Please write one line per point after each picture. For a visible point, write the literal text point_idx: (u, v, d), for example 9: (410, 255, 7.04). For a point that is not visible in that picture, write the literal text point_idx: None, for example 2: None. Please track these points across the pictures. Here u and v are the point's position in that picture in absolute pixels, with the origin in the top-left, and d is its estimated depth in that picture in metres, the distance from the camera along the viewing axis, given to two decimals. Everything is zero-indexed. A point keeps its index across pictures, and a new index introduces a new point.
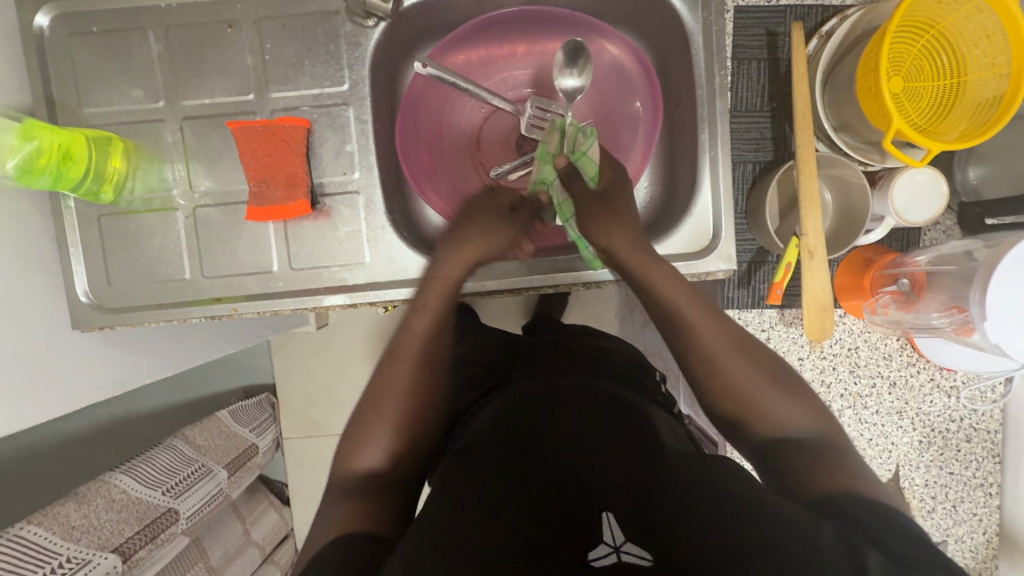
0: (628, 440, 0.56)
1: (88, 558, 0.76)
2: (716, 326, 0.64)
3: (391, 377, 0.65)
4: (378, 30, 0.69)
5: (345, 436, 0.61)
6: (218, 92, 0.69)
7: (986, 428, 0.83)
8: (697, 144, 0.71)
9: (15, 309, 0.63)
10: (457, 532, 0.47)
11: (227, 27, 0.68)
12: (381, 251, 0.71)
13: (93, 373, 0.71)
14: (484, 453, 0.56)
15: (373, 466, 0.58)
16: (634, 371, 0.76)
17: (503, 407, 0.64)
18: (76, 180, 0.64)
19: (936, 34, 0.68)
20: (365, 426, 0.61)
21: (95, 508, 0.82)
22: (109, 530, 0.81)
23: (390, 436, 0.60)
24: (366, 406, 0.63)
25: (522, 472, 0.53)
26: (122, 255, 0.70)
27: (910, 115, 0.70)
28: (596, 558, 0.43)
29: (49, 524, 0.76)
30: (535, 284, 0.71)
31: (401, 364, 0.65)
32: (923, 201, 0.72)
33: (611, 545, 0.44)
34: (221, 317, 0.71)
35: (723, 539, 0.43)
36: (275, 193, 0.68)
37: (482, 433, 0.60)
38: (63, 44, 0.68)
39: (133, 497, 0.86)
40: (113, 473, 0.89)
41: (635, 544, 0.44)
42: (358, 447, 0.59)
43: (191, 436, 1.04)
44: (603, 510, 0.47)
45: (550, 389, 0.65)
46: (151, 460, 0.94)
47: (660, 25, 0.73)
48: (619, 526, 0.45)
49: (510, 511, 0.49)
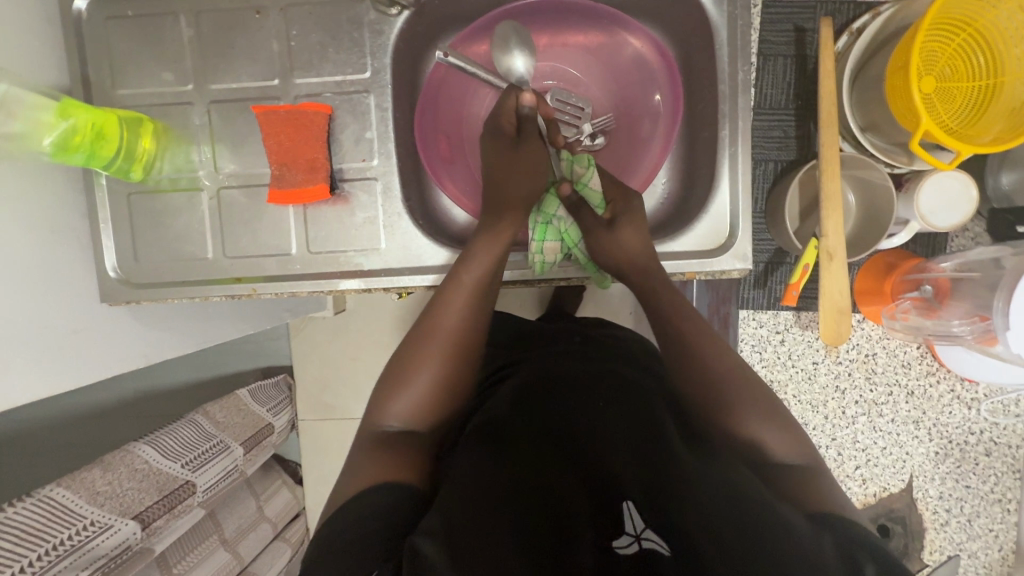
0: (645, 426, 0.57)
1: (110, 522, 0.79)
2: (725, 352, 0.59)
3: (433, 331, 0.59)
4: (401, 18, 0.70)
5: (382, 381, 0.59)
6: (244, 76, 0.71)
7: (1007, 442, 0.81)
8: (717, 141, 0.70)
9: (48, 281, 0.66)
10: (484, 494, 0.49)
11: (255, 13, 0.70)
12: (397, 237, 0.72)
13: (120, 345, 0.75)
14: (503, 422, 0.58)
15: (409, 414, 0.56)
16: (643, 357, 0.75)
17: (520, 382, 0.65)
18: (107, 158, 0.66)
19: (973, 31, 0.66)
20: (407, 368, 0.58)
21: (119, 477, 0.85)
22: (130, 499, 0.84)
23: (431, 390, 0.57)
24: (401, 354, 0.60)
25: (543, 458, 0.55)
26: (149, 232, 0.73)
27: (941, 116, 0.68)
28: (621, 545, 0.50)
29: (76, 488, 0.79)
30: (548, 276, 0.72)
31: (452, 305, 0.61)
32: (951, 206, 0.69)
33: (633, 535, 0.50)
34: (241, 296, 0.73)
35: (731, 516, 0.45)
36: (295, 176, 0.69)
37: (501, 406, 0.61)
38: (100, 26, 0.71)
39: (154, 468, 0.90)
40: (136, 443, 0.92)
41: (654, 530, 0.50)
42: (391, 394, 0.57)
43: (212, 412, 1.07)
44: (624, 500, 0.52)
45: (567, 373, 0.65)
46: (174, 433, 0.98)
47: (684, 19, 0.72)
48: (638, 513, 0.51)
49: (532, 487, 0.52)
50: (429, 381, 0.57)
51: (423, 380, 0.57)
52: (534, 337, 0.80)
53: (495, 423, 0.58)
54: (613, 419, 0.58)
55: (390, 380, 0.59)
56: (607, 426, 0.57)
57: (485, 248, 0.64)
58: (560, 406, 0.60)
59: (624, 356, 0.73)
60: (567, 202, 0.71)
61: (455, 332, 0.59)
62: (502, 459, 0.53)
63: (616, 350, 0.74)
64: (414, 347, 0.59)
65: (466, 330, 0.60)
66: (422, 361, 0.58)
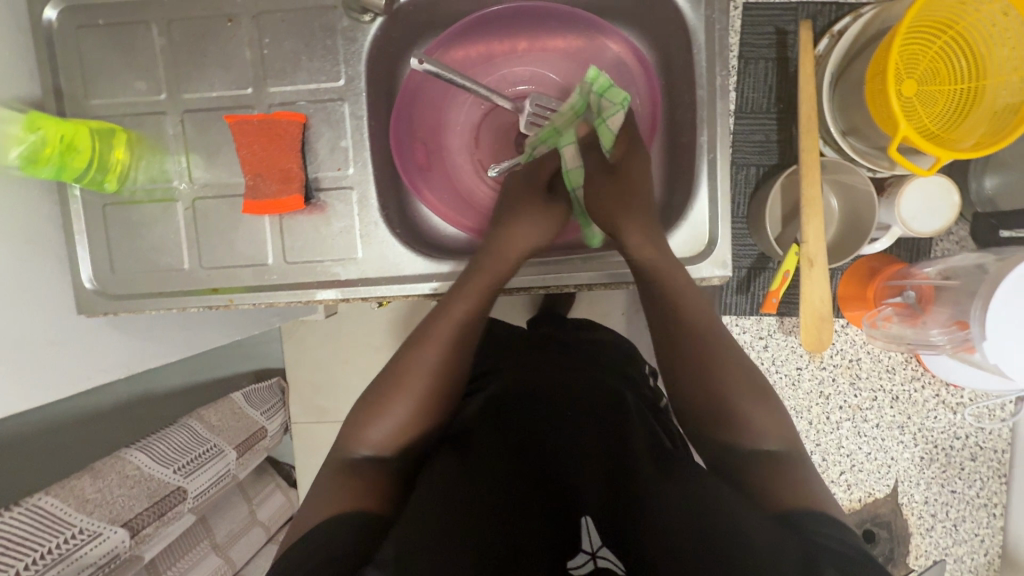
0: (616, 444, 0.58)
1: (98, 530, 0.78)
2: (734, 358, 0.59)
3: (415, 365, 0.59)
4: (375, 25, 0.69)
5: (358, 406, 0.59)
6: (217, 85, 0.70)
7: (992, 447, 0.80)
8: (696, 146, 0.69)
9: (23, 294, 0.66)
10: (450, 516, 0.50)
11: (227, 21, 0.69)
12: (373, 246, 0.71)
13: (100, 355, 0.74)
14: (477, 437, 0.58)
15: (385, 442, 0.57)
16: (623, 362, 0.76)
17: (495, 393, 0.65)
18: (79, 170, 0.66)
19: (955, 34, 0.65)
20: (385, 398, 0.58)
21: (109, 483, 0.84)
22: (121, 505, 0.83)
23: (409, 421, 0.57)
24: (382, 382, 0.59)
25: (513, 477, 0.56)
26: (124, 243, 0.72)
27: (922, 120, 0.67)
28: (576, 564, 0.56)
29: (64, 495, 0.78)
30: (525, 284, 0.71)
31: (433, 337, 0.60)
32: (933, 211, 0.69)
33: (588, 553, 0.57)
34: (218, 307, 0.72)
35: (693, 530, 0.46)
36: (269, 187, 0.68)
37: (476, 417, 0.62)
38: (71, 36, 0.70)
39: (146, 474, 0.88)
40: (127, 449, 0.90)
41: (608, 550, 0.56)
42: (368, 422, 0.57)
43: (206, 415, 1.06)
44: (584, 515, 0.58)
45: (544, 385, 0.65)
46: (166, 438, 0.97)
47: (662, 23, 0.71)
48: (595, 531, 0.58)
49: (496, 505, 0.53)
50: (408, 412, 0.57)
51: (402, 412, 0.57)
52: (514, 341, 0.80)
53: (468, 435, 0.59)
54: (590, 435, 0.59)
55: (366, 407, 0.59)
56: (582, 443, 0.59)
57: (473, 285, 0.63)
58: (536, 423, 0.61)
59: (606, 360, 0.73)
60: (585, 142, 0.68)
61: (436, 369, 0.59)
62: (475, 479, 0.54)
63: (595, 353, 0.74)
64: (393, 378, 0.59)
65: (450, 367, 0.60)
66: (403, 393, 0.58)
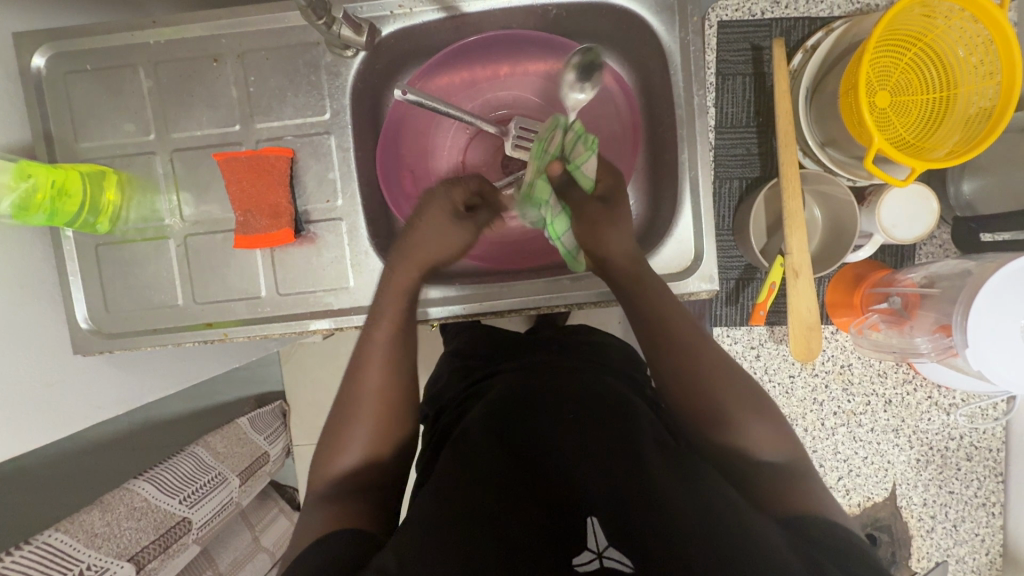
0: (612, 438, 0.55)
1: (105, 565, 0.77)
2: (732, 366, 0.61)
3: (359, 390, 0.61)
4: (357, 59, 0.70)
5: (322, 442, 0.61)
6: (205, 123, 0.71)
7: (987, 446, 0.80)
8: (678, 164, 0.70)
9: (17, 338, 0.66)
10: (436, 519, 0.49)
11: (212, 61, 0.70)
12: (365, 274, 0.72)
13: (97, 393, 0.74)
14: (471, 445, 0.57)
15: (355, 469, 0.58)
16: (624, 364, 0.75)
17: (492, 399, 0.65)
18: (71, 213, 0.67)
19: (924, 46, 0.67)
20: (343, 425, 0.60)
21: (117, 516, 0.84)
22: (127, 538, 0.82)
23: (371, 438, 0.59)
24: (335, 413, 0.62)
25: (509, 477, 0.53)
26: (118, 282, 0.73)
27: (898, 130, 0.68)
28: (581, 563, 0.45)
29: (74, 531, 0.78)
30: (516, 306, 0.71)
31: (373, 342, 0.63)
32: (913, 219, 0.72)
33: (594, 551, 0.46)
34: (214, 341, 0.73)
35: (701, 535, 0.44)
36: (260, 222, 0.69)
37: (474, 423, 0.61)
38: (60, 81, 0.71)
39: (152, 505, 0.88)
40: (135, 480, 0.91)
41: (617, 547, 0.45)
42: (331, 455, 0.59)
43: (212, 443, 1.06)
44: (589, 517, 0.49)
45: (543, 387, 0.64)
46: (173, 467, 0.96)
47: (639, 44, 0.72)
48: (601, 531, 0.47)
49: (498, 502, 0.50)
50: (365, 436, 0.59)
51: (361, 439, 0.59)
52: (513, 346, 0.80)
53: (468, 445, 0.58)
54: (583, 432, 0.56)
55: (331, 439, 0.60)
56: (573, 440, 0.56)
57: (396, 297, 0.66)
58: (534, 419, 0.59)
59: (608, 362, 0.73)
60: (557, 183, 0.68)
61: (380, 383, 0.61)
62: (470, 477, 0.53)
63: (596, 355, 0.75)
64: (350, 404, 0.61)
65: (392, 381, 0.62)
66: (355, 419, 0.60)
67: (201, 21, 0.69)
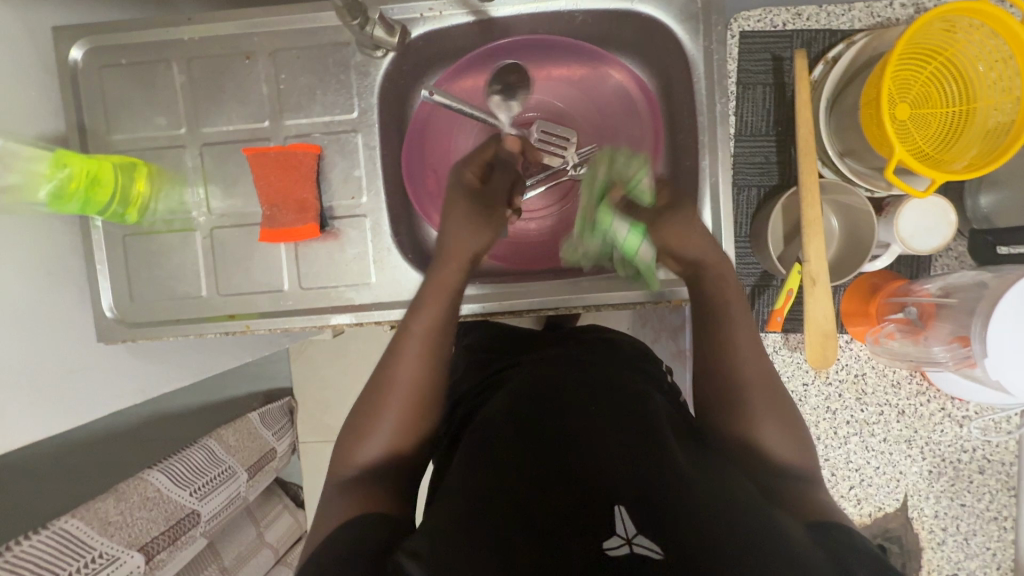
0: (637, 433, 0.55)
1: (116, 555, 0.77)
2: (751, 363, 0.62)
3: (390, 384, 0.61)
4: (386, 60, 0.71)
5: (346, 428, 0.62)
6: (235, 119, 0.73)
7: (1000, 460, 0.80)
8: (699, 170, 0.71)
9: (43, 323, 0.67)
10: (466, 509, 0.48)
11: (245, 58, 0.72)
12: (386, 271, 0.73)
13: (118, 381, 0.75)
14: (494, 436, 0.57)
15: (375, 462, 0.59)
16: (639, 361, 0.76)
17: (511, 392, 0.65)
18: (102, 203, 0.68)
19: (945, 59, 0.68)
20: (370, 417, 0.60)
21: (130, 505, 0.83)
22: (139, 528, 0.82)
23: (395, 434, 0.60)
24: (362, 404, 0.62)
25: (532, 463, 0.53)
26: (143, 272, 0.74)
27: (917, 142, 0.69)
28: (610, 548, 0.44)
29: (88, 518, 0.78)
30: (536, 305, 0.72)
31: (411, 333, 0.63)
32: (930, 230, 0.72)
33: (623, 537, 0.44)
34: (234, 332, 0.74)
35: (731, 533, 0.43)
36: (285, 216, 0.70)
37: (494, 416, 0.61)
38: (95, 74, 0.73)
39: (164, 496, 0.88)
40: (148, 470, 0.90)
41: (646, 535, 0.44)
42: (357, 443, 0.59)
43: (224, 435, 1.06)
44: (615, 504, 0.47)
45: (563, 382, 0.64)
46: (186, 458, 0.96)
47: (663, 52, 0.73)
48: (630, 517, 0.46)
49: (518, 489, 0.50)
50: (389, 429, 0.59)
51: (385, 434, 0.59)
52: (528, 343, 0.81)
53: (489, 435, 0.58)
54: (606, 427, 0.57)
55: (354, 428, 0.61)
56: (593, 432, 0.56)
57: (437, 293, 0.65)
58: (554, 413, 0.59)
59: (624, 358, 0.74)
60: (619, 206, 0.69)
61: (414, 380, 0.61)
62: (491, 462, 0.54)
63: (613, 351, 0.75)
64: (377, 396, 0.61)
65: (423, 381, 0.61)
66: (383, 412, 0.60)
67: (235, 19, 0.71)
